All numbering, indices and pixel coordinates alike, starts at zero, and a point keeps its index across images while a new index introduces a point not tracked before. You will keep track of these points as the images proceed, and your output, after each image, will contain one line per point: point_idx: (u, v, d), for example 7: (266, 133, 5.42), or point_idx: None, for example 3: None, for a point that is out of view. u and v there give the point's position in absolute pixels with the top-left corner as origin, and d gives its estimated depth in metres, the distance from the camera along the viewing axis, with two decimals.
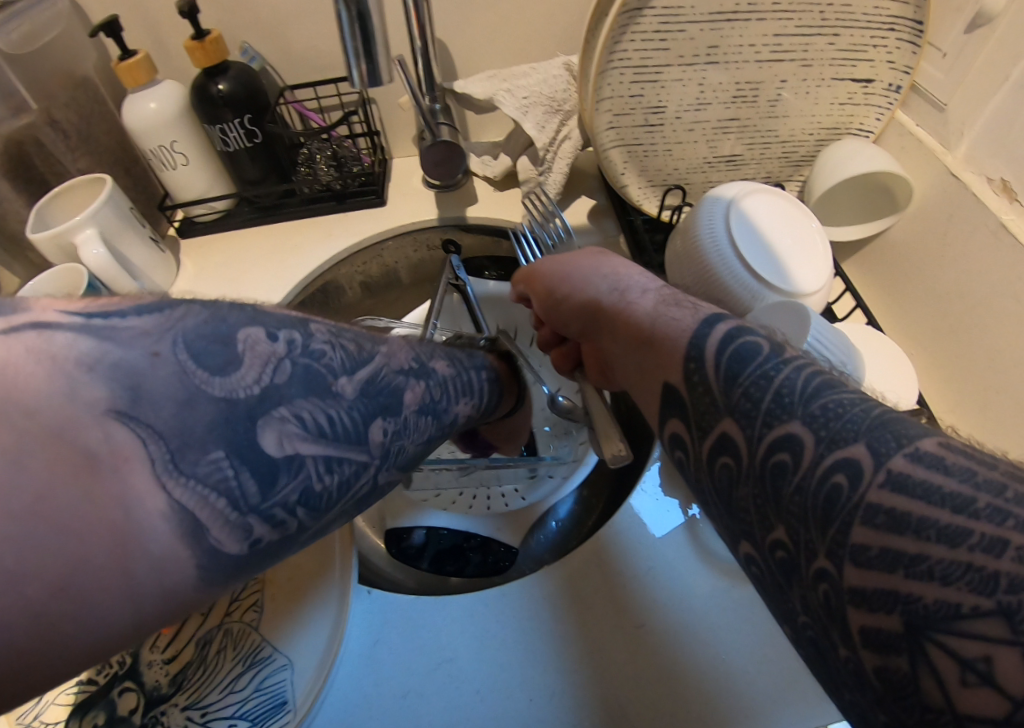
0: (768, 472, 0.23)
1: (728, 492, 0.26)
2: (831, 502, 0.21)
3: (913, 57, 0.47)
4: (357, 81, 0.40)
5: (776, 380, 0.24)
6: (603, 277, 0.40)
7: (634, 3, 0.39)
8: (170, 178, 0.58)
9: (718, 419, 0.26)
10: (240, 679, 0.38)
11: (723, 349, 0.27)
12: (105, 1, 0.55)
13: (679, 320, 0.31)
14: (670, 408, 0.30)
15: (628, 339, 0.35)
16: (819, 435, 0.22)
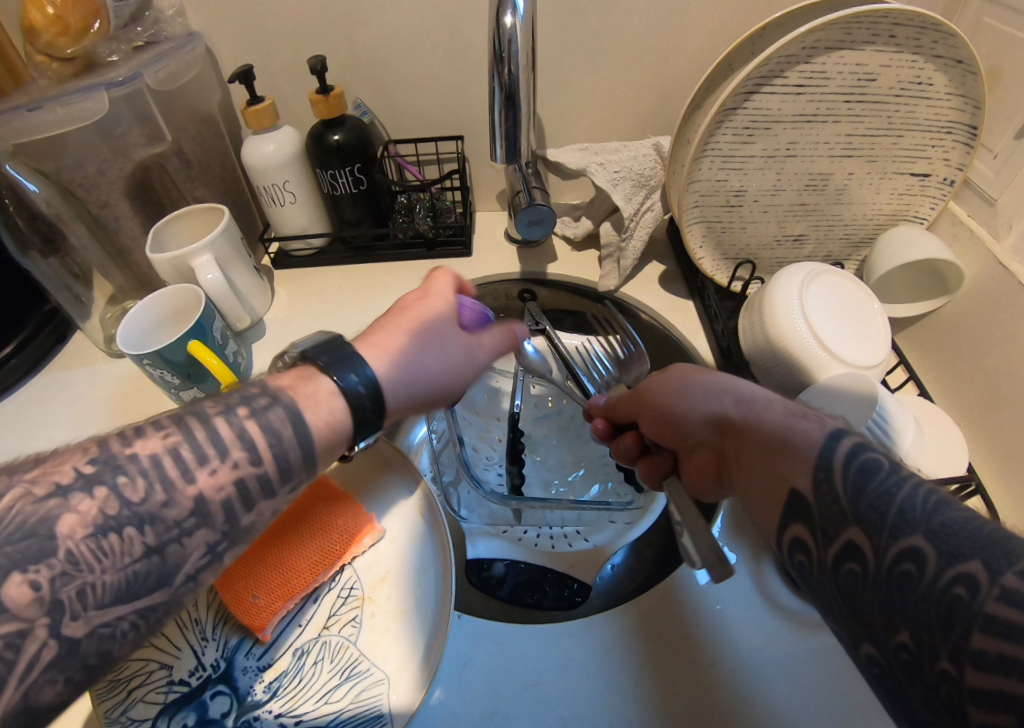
0: (893, 581, 0.24)
1: (849, 596, 0.26)
2: (953, 610, 0.22)
3: (967, 156, 0.52)
4: (497, 155, 0.45)
5: (897, 497, 0.26)
6: (723, 389, 0.40)
7: (730, 105, 0.47)
8: (276, 213, 0.63)
9: (843, 526, 0.27)
10: (336, 690, 0.41)
11: (848, 462, 0.28)
12: (239, 54, 0.62)
13: (810, 431, 0.32)
14: (794, 515, 0.30)
15: (755, 448, 0.34)
16: (940, 549, 0.23)
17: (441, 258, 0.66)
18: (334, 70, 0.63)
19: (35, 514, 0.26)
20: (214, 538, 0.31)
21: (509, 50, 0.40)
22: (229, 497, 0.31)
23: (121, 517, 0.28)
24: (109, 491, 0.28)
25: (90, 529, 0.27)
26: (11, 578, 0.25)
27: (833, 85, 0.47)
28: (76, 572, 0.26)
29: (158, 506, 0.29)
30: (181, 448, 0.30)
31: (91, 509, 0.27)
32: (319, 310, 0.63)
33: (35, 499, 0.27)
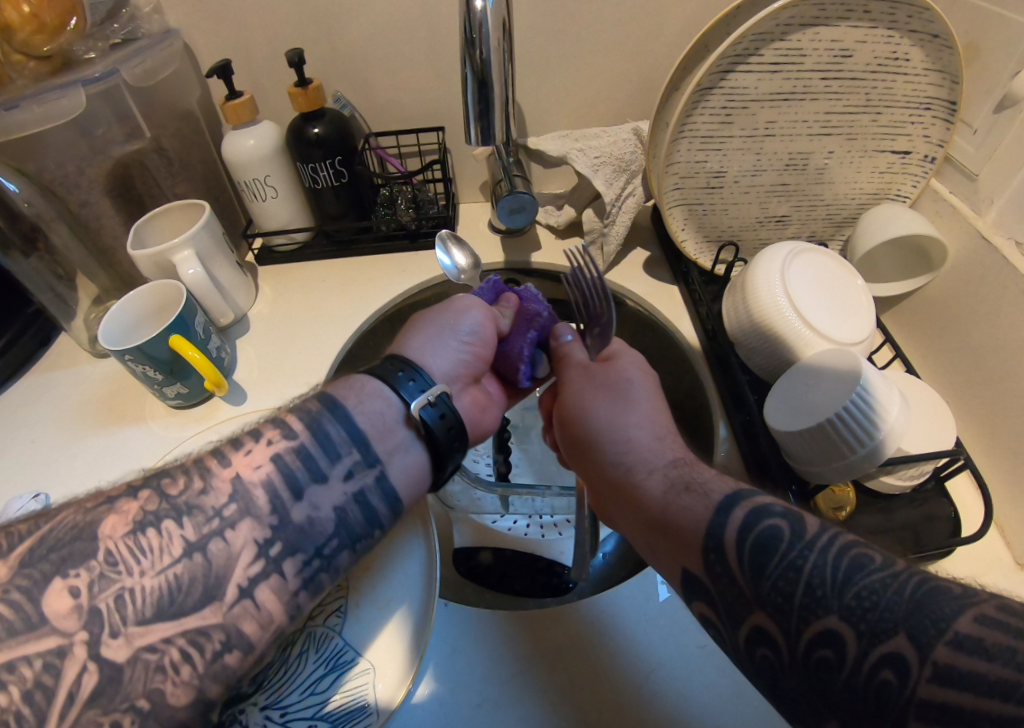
0: (812, 668, 0.28)
1: (771, 679, 0.30)
2: (882, 697, 0.25)
3: (947, 132, 0.52)
4: (472, 138, 0.45)
5: (805, 569, 0.29)
6: (614, 438, 0.41)
7: (705, 85, 0.47)
8: (259, 209, 0.63)
9: (748, 611, 0.31)
10: (322, 681, 0.40)
11: (740, 544, 0.32)
12: (218, 49, 0.62)
13: (692, 509, 0.35)
14: (694, 591, 0.34)
15: (638, 520, 0.38)
16: (859, 631, 0.27)
17: (425, 250, 0.65)
18: (313, 64, 0.62)
19: (83, 526, 0.32)
20: (257, 534, 0.34)
21: (481, 34, 0.40)
22: (268, 488, 0.35)
23: (160, 512, 0.33)
24: (151, 492, 0.34)
25: (130, 528, 0.32)
26: (52, 586, 0.30)
27: (808, 63, 0.47)
28: (115, 576, 0.31)
29: (197, 498, 0.34)
30: (218, 459, 0.36)
31: (130, 515, 0.33)
32: (303, 304, 0.62)
33: (84, 512, 0.33)
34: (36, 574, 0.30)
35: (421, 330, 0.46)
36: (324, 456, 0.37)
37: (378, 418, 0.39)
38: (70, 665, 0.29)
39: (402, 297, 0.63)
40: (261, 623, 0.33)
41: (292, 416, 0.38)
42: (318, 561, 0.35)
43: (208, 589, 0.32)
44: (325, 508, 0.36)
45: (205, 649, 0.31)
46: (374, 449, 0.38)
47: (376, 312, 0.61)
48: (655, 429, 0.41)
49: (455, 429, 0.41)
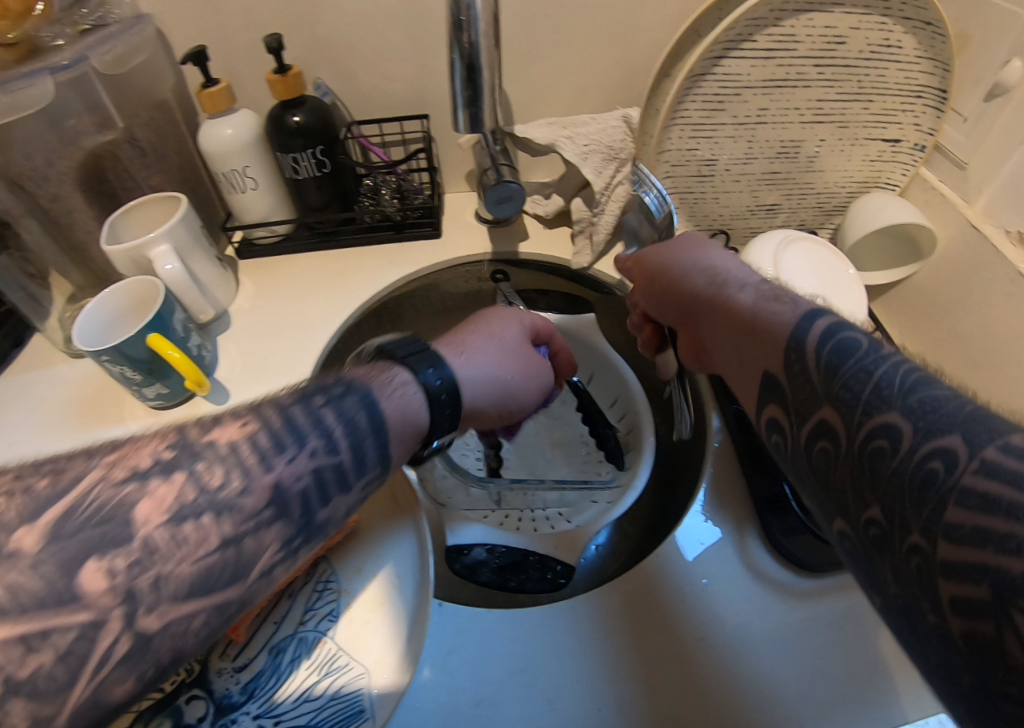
0: (865, 456, 0.26)
1: (825, 473, 0.29)
2: (927, 482, 0.23)
3: (937, 121, 0.52)
4: (460, 126, 0.43)
5: (875, 375, 0.27)
6: (702, 272, 0.44)
7: (698, 71, 0.46)
8: (237, 201, 0.61)
9: (816, 406, 0.30)
10: (316, 687, 0.40)
11: (823, 344, 0.31)
12: (193, 35, 0.60)
13: (780, 314, 0.36)
14: (772, 396, 0.34)
15: (730, 327, 0.39)
16: (916, 426, 0.24)
17: (411, 242, 0.63)
18: (293, 50, 0.60)
19: (83, 498, 0.24)
20: (287, 532, 0.29)
21: (469, 16, 0.38)
22: (305, 492, 0.30)
23: (199, 506, 0.26)
24: (186, 479, 0.27)
25: (168, 517, 0.25)
26: (87, 566, 0.23)
27: (802, 49, 0.46)
28: (152, 562, 0.24)
29: (235, 498, 0.27)
30: (238, 454, 0.29)
31: (170, 498, 0.26)
32: (285, 298, 0.61)
33: (112, 483, 0.25)
34: (71, 552, 0.23)
35: (475, 357, 0.43)
36: (354, 470, 0.32)
37: (405, 417, 0.35)
38: None
39: (388, 290, 0.61)
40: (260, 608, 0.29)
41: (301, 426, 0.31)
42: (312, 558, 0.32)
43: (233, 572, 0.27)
44: (340, 513, 0.32)
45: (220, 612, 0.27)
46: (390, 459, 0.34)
47: (360, 305, 0.60)
48: (743, 268, 0.44)
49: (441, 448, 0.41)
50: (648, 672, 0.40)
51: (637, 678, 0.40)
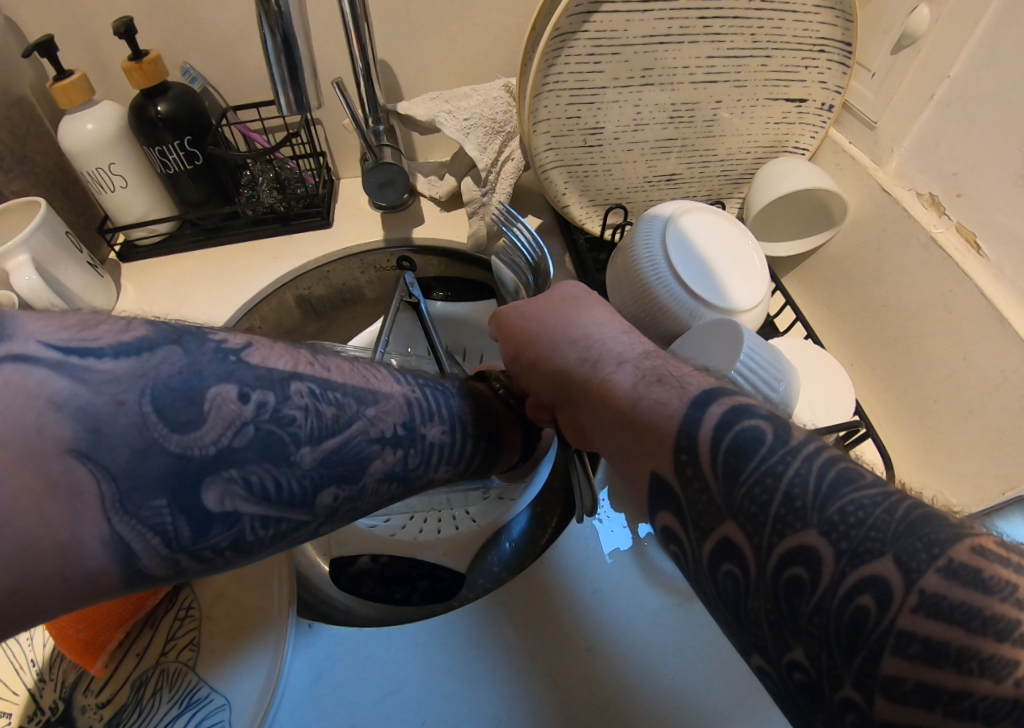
0: (781, 589, 0.20)
1: (736, 602, 0.23)
2: (856, 629, 0.18)
3: (844, 77, 0.49)
4: (285, 109, 0.40)
5: (784, 477, 0.22)
6: (576, 344, 0.36)
7: (565, 28, 0.41)
8: (108, 201, 0.57)
9: (717, 521, 0.23)
10: (175, 721, 0.36)
11: (719, 436, 0.24)
12: (42, 21, 0.55)
13: (666, 401, 0.27)
14: (660, 501, 0.26)
15: (608, 416, 0.30)
16: (838, 548, 0.19)
17: (299, 233, 0.59)
18: (155, 32, 0.55)
19: (240, 418, 0.25)
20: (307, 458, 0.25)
21: None
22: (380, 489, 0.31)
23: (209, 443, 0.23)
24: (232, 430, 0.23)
25: (275, 458, 0.26)
26: (215, 483, 0.24)
27: (683, 0, 0.42)
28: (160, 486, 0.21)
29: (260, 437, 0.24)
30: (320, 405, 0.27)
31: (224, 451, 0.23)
32: (165, 303, 0.57)
33: (233, 397, 0.25)
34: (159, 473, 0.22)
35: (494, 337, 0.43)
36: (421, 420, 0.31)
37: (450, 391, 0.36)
38: None
39: (277, 286, 0.57)
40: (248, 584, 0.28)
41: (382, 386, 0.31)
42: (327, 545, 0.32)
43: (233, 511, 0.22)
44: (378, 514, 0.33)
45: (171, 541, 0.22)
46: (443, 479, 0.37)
47: (244, 305, 0.56)
48: (623, 335, 0.36)
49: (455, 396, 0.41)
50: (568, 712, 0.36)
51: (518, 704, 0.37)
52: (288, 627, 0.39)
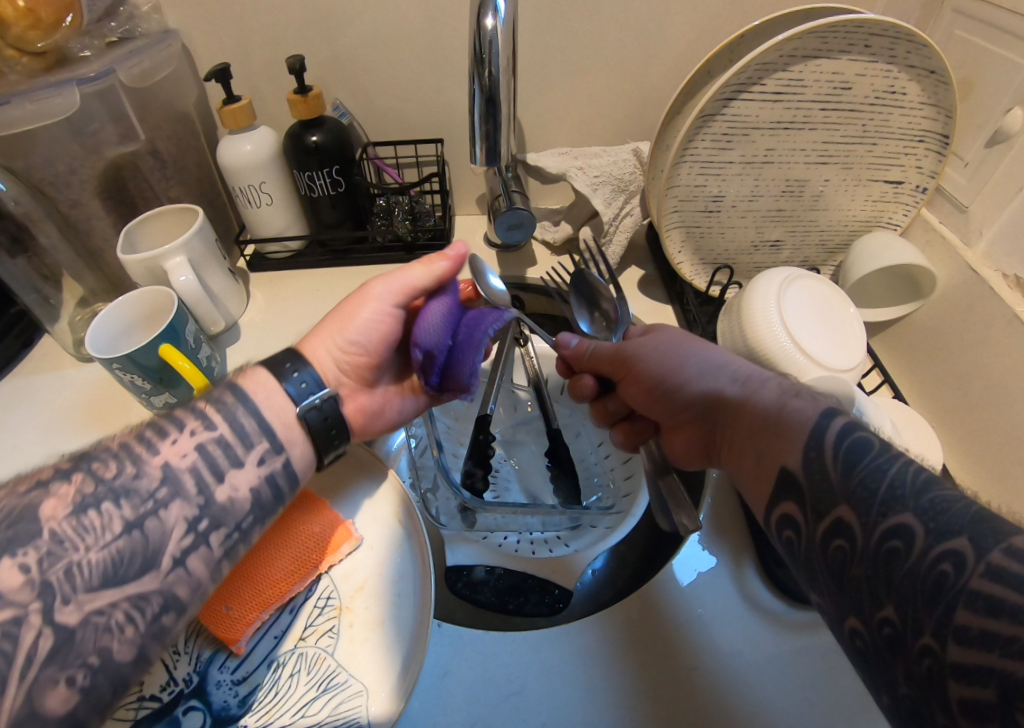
0: (881, 555, 0.27)
1: (840, 571, 0.29)
2: (938, 587, 0.24)
3: (939, 164, 0.53)
4: (476, 154, 0.46)
5: (888, 474, 0.29)
6: (715, 367, 0.42)
7: (707, 113, 0.47)
8: (253, 215, 0.63)
9: (833, 505, 0.30)
10: (313, 703, 0.39)
11: (840, 440, 0.32)
12: (215, 52, 0.61)
13: (804, 411, 0.35)
14: (786, 494, 0.33)
15: (755, 425, 0.37)
16: (928, 527, 0.26)
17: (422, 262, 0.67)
18: (315, 70, 0.62)
19: (19, 508, 0.30)
20: (188, 512, 0.34)
21: (490, 52, 0.40)
22: (195, 471, 0.35)
23: (99, 495, 0.32)
24: (85, 475, 0.33)
25: (71, 509, 0.31)
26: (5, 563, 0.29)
27: (809, 95, 0.48)
28: (62, 552, 0.30)
29: (132, 481, 0.33)
30: (145, 445, 0.35)
31: (70, 494, 0.32)
32: (295, 315, 0.62)
33: (16, 495, 0.31)
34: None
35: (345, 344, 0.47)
36: (242, 444, 0.37)
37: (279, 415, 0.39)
38: (26, 632, 0.28)
39: None
40: (193, 587, 0.34)
41: (210, 407, 0.38)
42: (238, 534, 0.37)
43: (141, 568, 0.32)
44: (245, 488, 0.37)
45: (145, 613, 0.32)
46: (279, 440, 0.39)
47: None
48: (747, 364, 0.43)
49: (336, 420, 0.41)
50: (670, 707, 0.40)
51: (616, 678, 0.41)
52: (426, 616, 0.42)
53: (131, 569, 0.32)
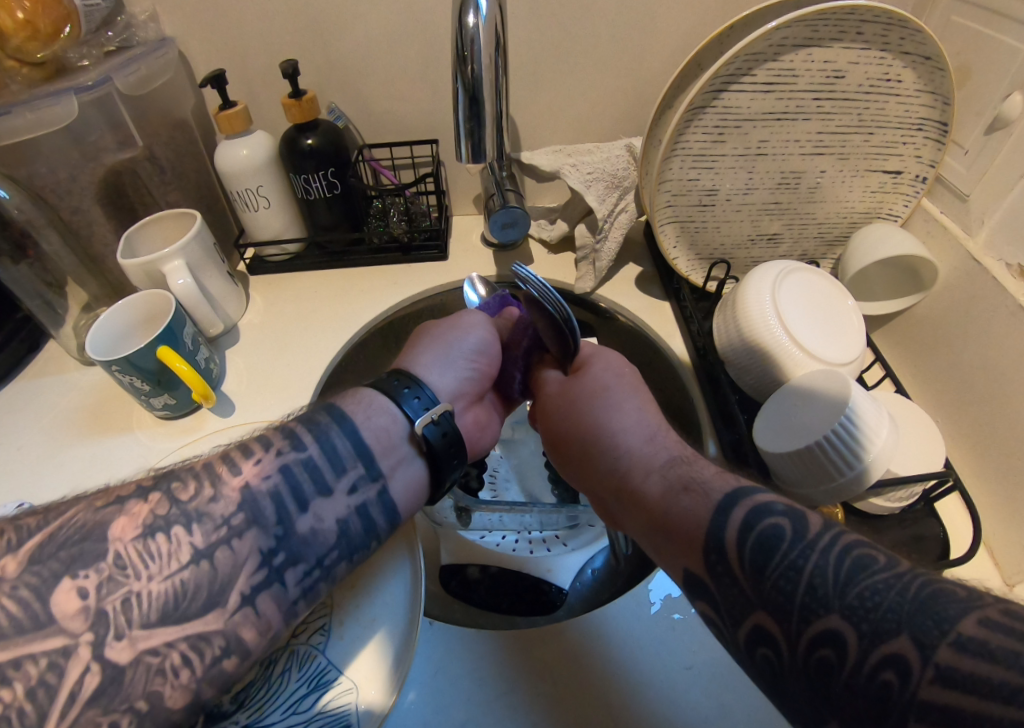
0: (812, 666, 0.26)
1: (772, 678, 0.28)
2: (885, 699, 0.23)
3: (938, 153, 0.52)
4: (462, 153, 0.45)
5: (807, 568, 0.27)
6: (614, 435, 0.40)
7: (697, 105, 0.47)
8: (251, 219, 0.64)
9: (749, 610, 0.29)
10: (304, 700, 0.39)
11: (743, 537, 0.30)
12: (212, 59, 0.62)
13: (692, 509, 0.32)
14: (695, 592, 0.31)
15: (641, 521, 0.36)
16: (860, 630, 0.25)
17: (418, 262, 0.67)
18: (309, 74, 0.63)
19: (92, 525, 0.32)
20: (262, 544, 0.35)
21: (472, 50, 0.40)
22: (274, 499, 0.36)
23: (170, 517, 0.33)
24: (161, 496, 0.34)
25: (140, 531, 0.32)
26: (62, 584, 0.30)
27: (800, 84, 0.47)
28: (123, 579, 0.31)
29: (206, 506, 0.34)
30: (229, 466, 0.36)
31: (146, 512, 0.33)
32: (293, 317, 0.63)
33: (94, 511, 0.33)
34: (45, 572, 0.30)
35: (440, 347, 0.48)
36: (326, 472, 0.38)
37: (381, 431, 0.40)
38: (72, 665, 0.28)
39: (394, 310, 0.64)
40: (260, 630, 0.34)
41: (298, 428, 0.39)
42: (318, 571, 0.37)
43: (205, 606, 0.32)
44: (327, 521, 0.37)
45: (203, 656, 0.31)
46: (376, 463, 0.39)
47: (361, 329, 0.62)
48: (652, 426, 0.40)
49: (453, 440, 0.42)
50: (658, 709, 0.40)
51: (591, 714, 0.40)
52: (416, 622, 0.42)
53: (192, 604, 0.32)
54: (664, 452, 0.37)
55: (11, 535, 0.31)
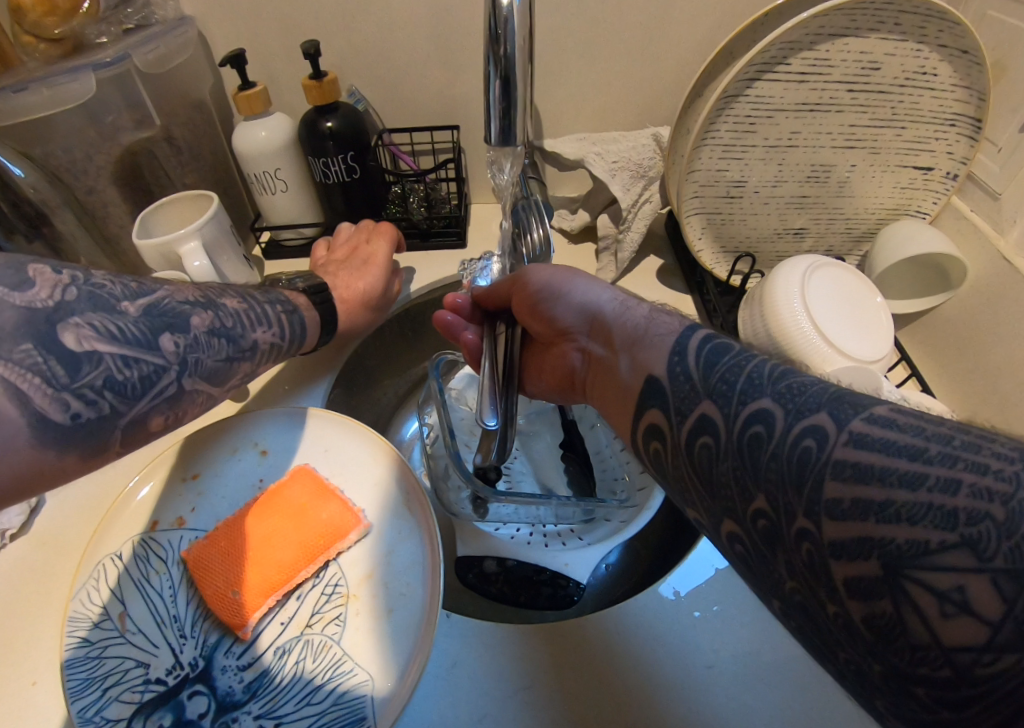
0: (745, 443, 0.26)
1: (709, 469, 0.27)
2: (803, 462, 0.23)
3: (971, 149, 0.51)
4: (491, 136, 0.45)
5: (746, 368, 0.28)
6: (587, 294, 0.42)
7: (729, 94, 0.47)
8: (268, 202, 0.63)
9: (697, 403, 0.29)
10: (318, 692, 0.39)
11: (701, 346, 0.31)
12: (233, 39, 0.61)
13: (669, 324, 0.35)
14: (651, 400, 0.32)
15: (618, 343, 0.37)
16: (787, 409, 0.25)
17: (437, 249, 0.66)
18: (331, 57, 0.62)
19: (69, 302, 0.30)
20: (166, 390, 0.35)
21: (505, 30, 0.39)
22: (198, 358, 0.37)
23: (133, 330, 0.33)
24: (107, 361, 0.31)
25: (110, 339, 0.32)
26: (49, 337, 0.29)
27: (835, 75, 0.46)
28: (101, 361, 0.31)
29: (136, 375, 0.33)
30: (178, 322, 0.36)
31: (208, 319, 0.39)
32: None
33: (62, 296, 0.30)
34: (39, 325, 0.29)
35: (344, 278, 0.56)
36: (288, 350, 0.46)
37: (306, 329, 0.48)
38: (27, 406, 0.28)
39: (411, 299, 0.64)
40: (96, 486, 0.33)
41: (235, 307, 0.41)
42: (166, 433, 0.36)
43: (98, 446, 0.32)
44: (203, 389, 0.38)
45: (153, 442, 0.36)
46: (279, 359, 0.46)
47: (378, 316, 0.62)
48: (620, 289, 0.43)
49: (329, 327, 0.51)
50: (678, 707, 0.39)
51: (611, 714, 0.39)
52: (433, 629, 0.40)
53: (122, 427, 0.33)
54: (580, 280, 0.43)
55: (123, 284, 0.34)
